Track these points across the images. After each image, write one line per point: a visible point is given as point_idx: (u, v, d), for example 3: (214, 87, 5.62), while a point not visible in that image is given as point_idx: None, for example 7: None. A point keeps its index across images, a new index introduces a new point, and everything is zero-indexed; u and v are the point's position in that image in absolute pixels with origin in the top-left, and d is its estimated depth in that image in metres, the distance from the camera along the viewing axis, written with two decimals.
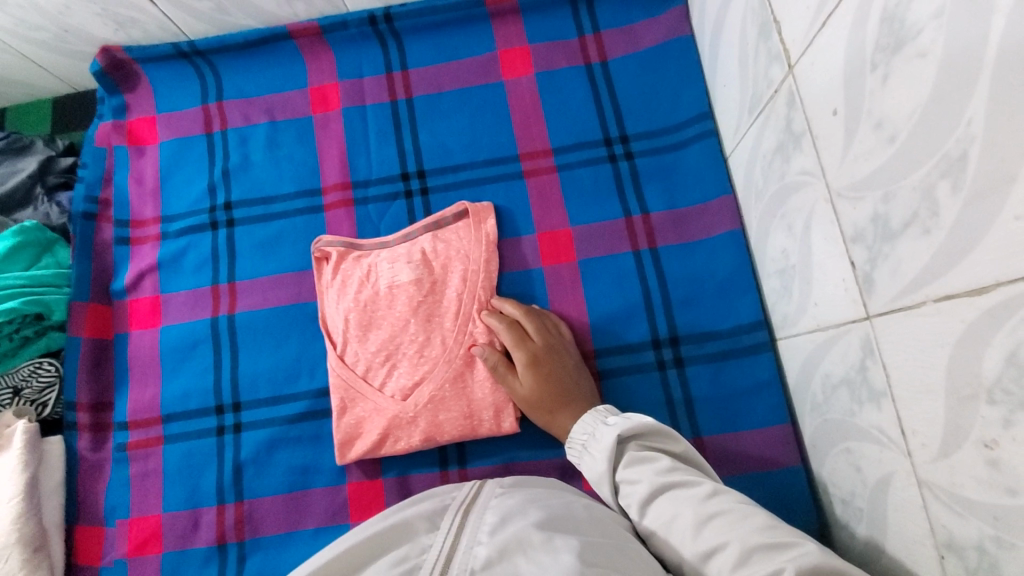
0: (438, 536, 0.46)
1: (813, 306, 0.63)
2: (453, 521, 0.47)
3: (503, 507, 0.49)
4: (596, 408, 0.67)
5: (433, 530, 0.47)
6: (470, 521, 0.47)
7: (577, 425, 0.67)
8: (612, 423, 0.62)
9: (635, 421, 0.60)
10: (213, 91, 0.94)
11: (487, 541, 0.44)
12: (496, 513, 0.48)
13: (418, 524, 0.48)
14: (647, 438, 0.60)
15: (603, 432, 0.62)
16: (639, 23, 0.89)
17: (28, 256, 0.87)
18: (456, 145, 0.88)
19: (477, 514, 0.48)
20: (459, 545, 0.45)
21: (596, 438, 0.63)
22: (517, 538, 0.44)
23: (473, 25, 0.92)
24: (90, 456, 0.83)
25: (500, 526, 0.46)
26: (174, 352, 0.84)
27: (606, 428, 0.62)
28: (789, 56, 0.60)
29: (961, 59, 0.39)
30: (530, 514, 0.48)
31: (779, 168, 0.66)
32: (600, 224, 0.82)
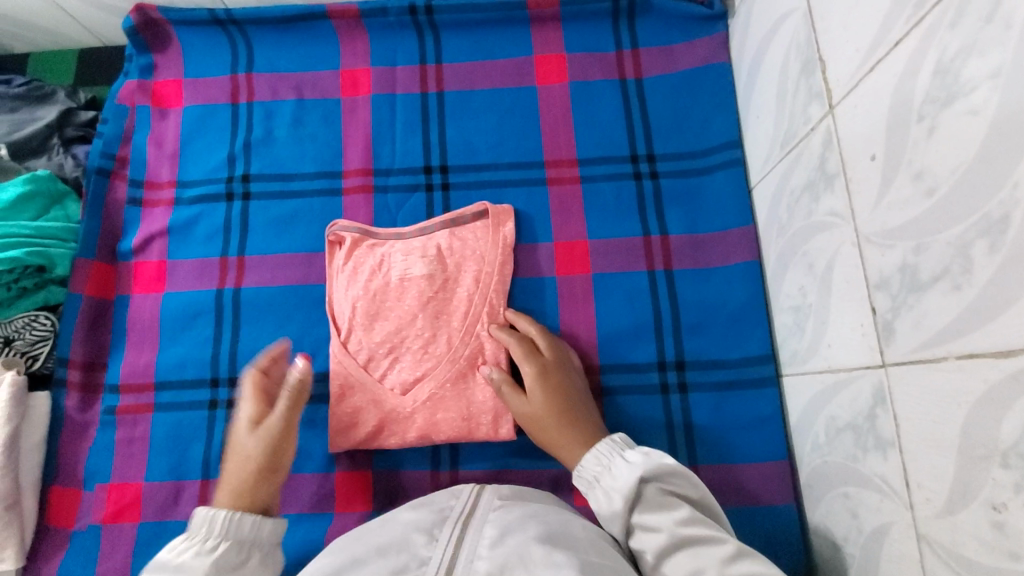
0: (437, 549, 0.46)
1: (825, 347, 0.63)
2: (453, 533, 0.48)
3: (503, 520, 0.50)
4: (611, 437, 0.64)
5: (433, 542, 0.47)
6: (469, 535, 0.48)
7: (589, 454, 0.63)
8: (632, 461, 0.59)
9: (660, 466, 0.57)
10: (243, 61, 0.93)
11: (487, 556, 0.45)
12: (495, 527, 0.49)
13: (417, 535, 0.48)
14: (667, 481, 0.58)
15: (621, 469, 0.59)
16: (678, 45, 0.89)
17: (39, 206, 0.85)
18: (482, 144, 0.88)
19: (476, 527, 0.49)
20: (459, 557, 0.45)
21: (611, 473, 0.60)
22: (517, 554, 0.45)
23: (513, 27, 0.92)
24: (77, 416, 0.81)
25: (500, 540, 0.47)
26: (175, 320, 0.83)
27: (625, 465, 0.59)
28: (831, 96, 0.60)
29: (1013, 122, 0.39)
30: (529, 528, 0.48)
31: (806, 206, 0.66)
32: (618, 240, 0.82)
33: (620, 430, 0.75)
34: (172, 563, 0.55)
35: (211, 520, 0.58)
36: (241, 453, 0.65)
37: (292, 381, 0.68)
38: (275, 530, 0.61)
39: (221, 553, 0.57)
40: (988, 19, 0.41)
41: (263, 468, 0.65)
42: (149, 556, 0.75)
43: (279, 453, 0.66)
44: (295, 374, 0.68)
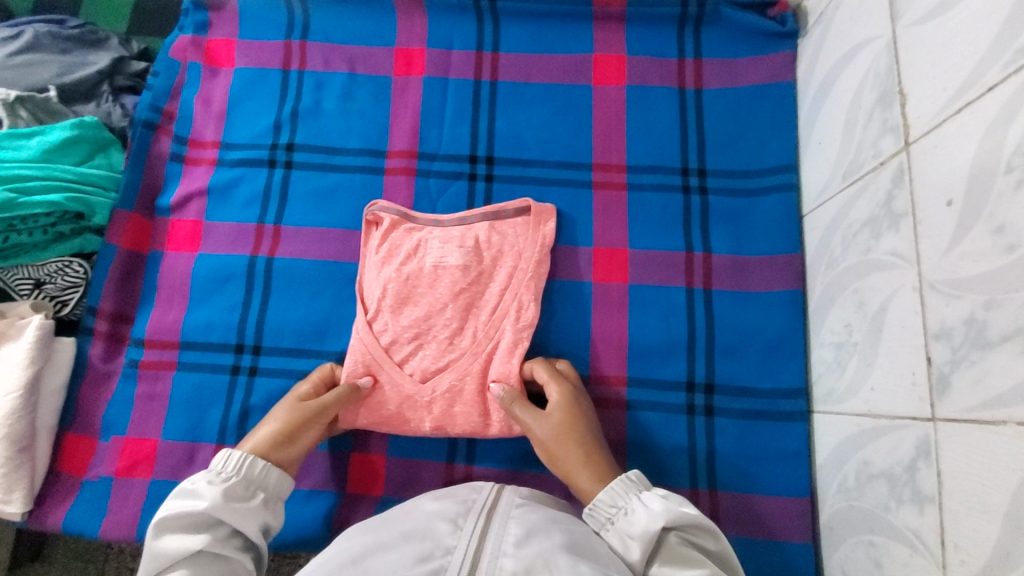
0: (462, 539, 0.46)
1: (867, 390, 0.61)
2: (477, 525, 0.48)
3: (527, 521, 0.49)
4: (627, 477, 0.62)
5: (457, 531, 0.47)
6: (494, 530, 0.47)
7: (604, 494, 0.61)
8: (653, 506, 0.57)
9: (684, 515, 0.54)
10: (298, 28, 0.92)
11: (513, 554, 0.45)
12: (519, 526, 0.48)
13: (441, 524, 0.48)
14: (686, 531, 0.55)
15: (640, 514, 0.56)
16: (743, 59, 0.86)
17: (83, 151, 0.84)
18: (531, 139, 0.86)
19: (500, 522, 0.48)
20: (485, 550, 0.45)
21: (627, 518, 0.57)
22: (544, 558, 0.44)
23: (575, 22, 0.90)
24: (100, 365, 0.81)
25: (525, 540, 0.46)
26: (206, 281, 0.83)
27: (643, 510, 0.57)
28: (908, 132, 0.58)
29: None
30: (554, 535, 0.48)
31: (863, 243, 0.64)
32: (659, 252, 0.80)
33: (641, 446, 0.74)
34: (189, 487, 0.58)
35: (227, 459, 0.63)
36: (277, 416, 0.70)
37: (362, 387, 0.73)
38: (282, 481, 0.65)
39: (232, 484, 0.60)
40: None
41: (283, 435, 0.69)
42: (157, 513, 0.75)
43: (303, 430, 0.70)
44: (364, 381, 0.74)
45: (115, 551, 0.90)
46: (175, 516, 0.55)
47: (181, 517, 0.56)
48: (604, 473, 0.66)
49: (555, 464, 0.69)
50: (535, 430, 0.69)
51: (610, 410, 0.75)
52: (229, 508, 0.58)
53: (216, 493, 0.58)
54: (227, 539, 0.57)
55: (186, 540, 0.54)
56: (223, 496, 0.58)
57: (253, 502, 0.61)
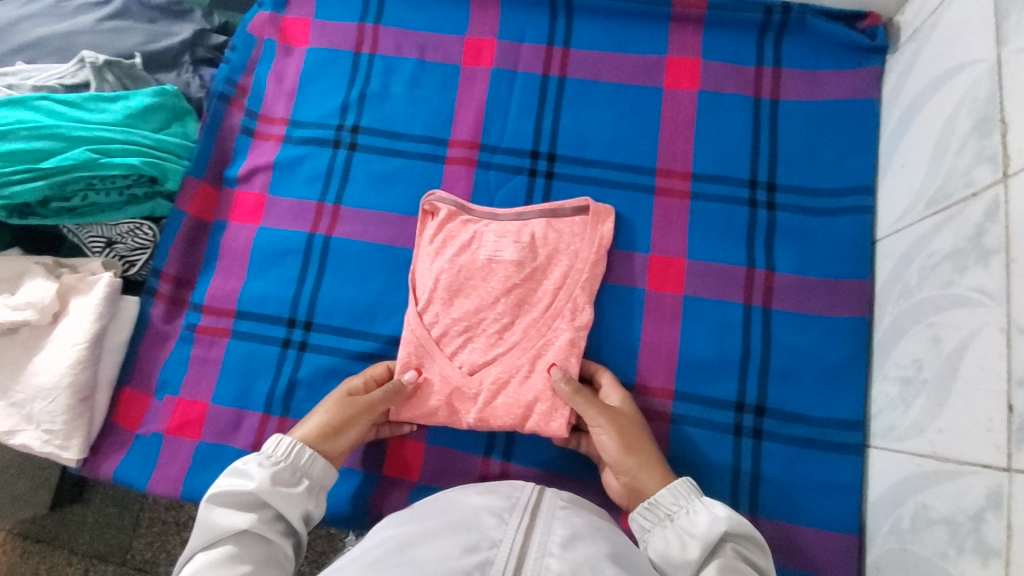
0: (508, 533, 0.47)
1: (934, 431, 0.58)
2: (523, 521, 0.49)
3: (572, 523, 0.50)
4: (690, 481, 0.62)
5: (503, 525, 0.48)
6: (539, 528, 0.48)
7: (667, 492, 0.62)
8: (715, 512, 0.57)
9: (744, 525, 0.55)
10: (373, 11, 0.93)
11: (559, 554, 0.45)
12: (565, 527, 0.49)
13: (487, 517, 0.49)
14: (744, 546, 0.56)
15: (702, 517, 0.57)
16: (825, 71, 0.83)
17: (162, 119, 0.87)
18: (595, 139, 0.85)
19: (546, 521, 0.49)
20: (530, 548, 0.46)
21: (688, 518, 0.58)
22: (590, 563, 0.45)
23: (650, 22, 0.88)
24: (160, 326, 0.85)
25: (570, 543, 0.47)
26: (265, 255, 0.85)
27: (705, 514, 0.58)
28: (1007, 163, 0.54)
29: None
30: (600, 542, 0.48)
31: (944, 276, 0.60)
32: (719, 266, 0.78)
33: (683, 461, 0.72)
34: (241, 468, 0.61)
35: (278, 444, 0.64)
36: (328, 409, 0.70)
37: (404, 382, 0.73)
38: (328, 470, 0.66)
39: (280, 469, 0.61)
40: None
41: (329, 425, 0.69)
42: (202, 474, 0.78)
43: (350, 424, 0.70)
44: (407, 378, 0.74)
45: (150, 501, 0.94)
46: (228, 493, 0.58)
47: (233, 494, 0.58)
48: (644, 485, 0.65)
49: (617, 460, 0.67)
50: (601, 421, 0.68)
51: (654, 421, 0.74)
52: (276, 492, 0.59)
53: (264, 476, 0.60)
54: (272, 521, 0.59)
55: (234, 519, 0.56)
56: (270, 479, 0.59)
57: (300, 489, 0.62)
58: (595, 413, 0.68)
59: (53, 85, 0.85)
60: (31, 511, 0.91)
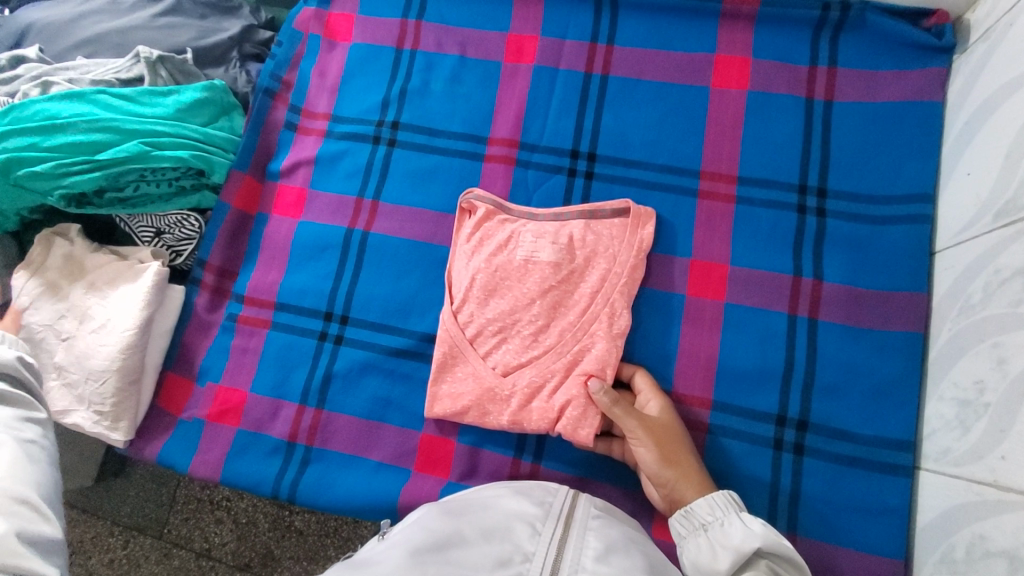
0: (541, 547, 0.50)
1: (996, 458, 0.54)
2: (555, 533, 0.52)
3: (606, 535, 0.52)
4: (726, 490, 0.60)
5: (536, 537, 0.51)
6: (573, 541, 0.51)
7: (703, 501, 0.59)
8: (751, 526, 0.55)
9: (779, 542, 0.53)
10: (416, 7, 0.92)
11: (592, 569, 0.48)
12: (599, 539, 0.52)
13: (520, 527, 0.52)
14: (778, 563, 0.54)
15: (736, 530, 0.56)
16: (885, 72, 0.78)
17: (210, 113, 0.89)
18: (637, 139, 0.83)
19: (579, 533, 0.52)
20: (563, 563, 0.49)
21: (723, 531, 0.57)
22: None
23: (699, 19, 0.85)
24: (204, 314, 0.87)
25: (605, 555, 0.50)
26: (305, 248, 0.86)
27: (740, 527, 0.56)
28: None
29: None
30: (635, 556, 0.50)
31: (1013, 293, 0.56)
32: (763, 273, 0.75)
33: (719, 474, 0.70)
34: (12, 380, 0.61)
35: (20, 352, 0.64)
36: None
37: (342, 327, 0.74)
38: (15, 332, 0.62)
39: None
40: None
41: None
42: (240, 461, 0.80)
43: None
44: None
45: (187, 479, 0.97)
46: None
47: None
48: (680, 498, 0.64)
49: (654, 471, 0.65)
50: (638, 432, 0.66)
51: (690, 431, 0.72)
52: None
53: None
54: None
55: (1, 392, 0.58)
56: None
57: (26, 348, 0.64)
58: (629, 422, 0.67)
59: (111, 79, 0.88)
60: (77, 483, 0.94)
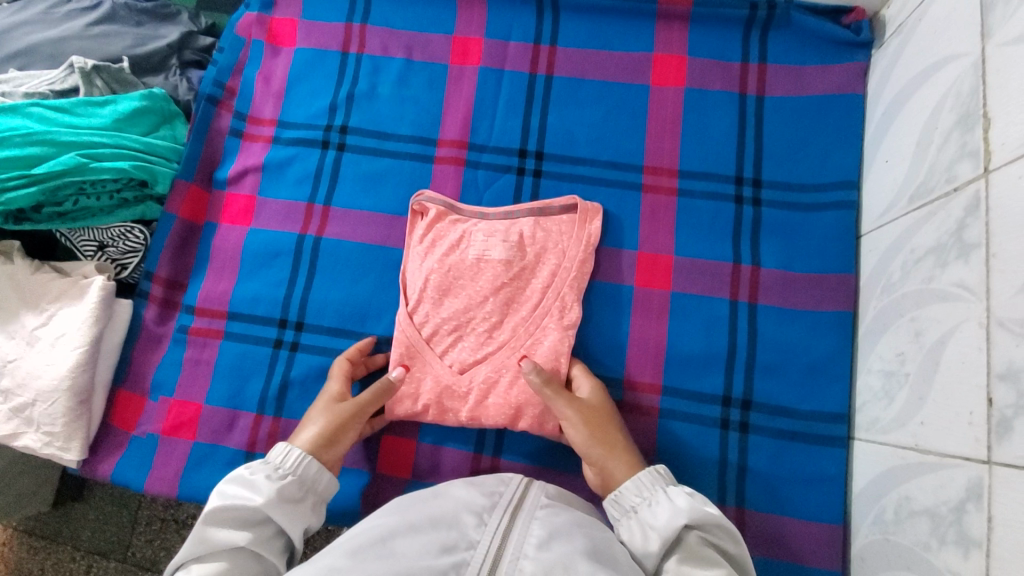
0: (486, 535, 0.53)
1: (916, 423, 0.58)
2: (501, 522, 0.54)
3: (551, 523, 0.54)
4: (655, 469, 0.64)
5: (481, 526, 0.54)
6: (516, 530, 0.53)
7: (630, 482, 0.63)
8: (677, 501, 0.59)
9: (704, 511, 0.56)
10: (359, 12, 0.93)
11: (533, 557, 0.50)
12: (543, 528, 0.54)
13: (467, 516, 0.54)
14: (709, 532, 0.57)
15: (664, 506, 0.59)
16: (811, 67, 0.83)
17: (150, 122, 0.87)
18: (582, 137, 0.85)
19: (524, 523, 0.54)
20: (505, 551, 0.51)
21: (652, 508, 0.60)
22: (563, 563, 0.49)
23: (637, 19, 0.88)
24: (153, 327, 0.85)
25: (546, 543, 0.52)
26: (256, 256, 0.85)
27: (668, 504, 0.59)
28: (989, 158, 0.54)
29: None
30: (576, 540, 0.52)
31: (926, 270, 0.60)
32: (705, 262, 0.79)
33: (671, 456, 0.73)
34: (248, 477, 0.61)
35: (286, 454, 0.65)
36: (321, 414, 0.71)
37: (394, 380, 0.74)
38: (319, 472, 0.66)
39: (286, 483, 0.62)
40: None
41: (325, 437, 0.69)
42: (197, 474, 0.79)
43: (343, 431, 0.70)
44: (397, 374, 0.74)
45: (147, 500, 0.94)
46: (216, 509, 0.58)
47: (222, 513, 0.58)
48: None
49: (587, 451, 0.68)
50: (569, 414, 0.69)
51: (642, 416, 0.75)
52: (280, 506, 0.60)
53: (271, 492, 0.60)
54: (271, 537, 0.60)
55: (231, 534, 0.57)
56: (277, 495, 0.60)
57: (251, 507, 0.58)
58: (559, 404, 0.70)
59: (44, 91, 0.85)
60: (34, 508, 0.93)
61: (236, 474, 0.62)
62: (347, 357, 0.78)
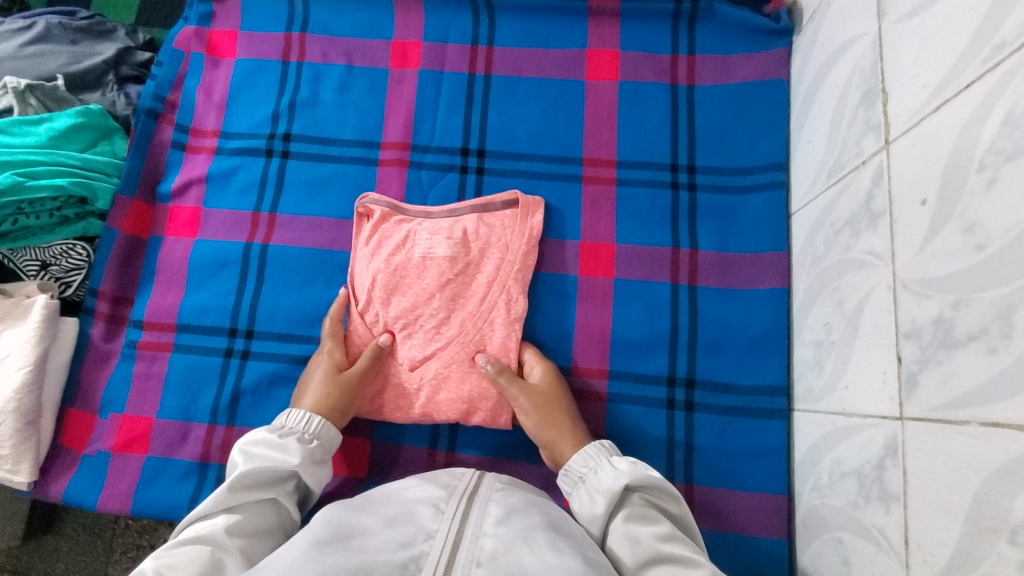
0: (444, 525, 0.53)
1: (842, 388, 0.61)
2: (459, 509, 0.55)
3: (506, 503, 0.57)
4: (601, 442, 0.67)
5: (439, 515, 0.54)
6: (474, 513, 0.54)
7: (578, 456, 0.66)
8: (620, 467, 0.62)
9: (645, 474, 0.60)
10: (299, 21, 0.93)
11: (491, 533, 0.52)
12: (499, 507, 0.56)
13: (424, 508, 0.55)
14: (650, 494, 0.61)
15: (607, 473, 0.62)
16: (737, 56, 0.86)
17: (87, 138, 0.87)
18: (523, 133, 0.87)
19: (482, 505, 0.56)
20: (464, 534, 0.52)
21: (597, 476, 0.63)
22: (521, 536, 0.52)
23: (569, 17, 0.90)
24: (101, 345, 0.84)
25: (504, 519, 0.54)
26: (203, 267, 0.85)
27: (611, 470, 0.62)
28: (889, 131, 0.57)
29: None
30: (534, 515, 0.56)
31: (845, 241, 0.63)
32: (645, 248, 0.81)
33: (620, 438, 0.75)
34: (278, 441, 0.65)
35: (307, 419, 0.69)
36: (320, 385, 0.73)
37: (382, 345, 0.77)
38: (336, 436, 0.71)
39: (312, 448, 0.67)
40: None
41: (336, 407, 0.73)
42: (150, 489, 0.78)
43: (351, 401, 0.74)
44: (383, 340, 0.77)
45: (121, 527, 0.93)
46: (258, 466, 0.61)
47: (261, 470, 0.62)
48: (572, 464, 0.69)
49: (542, 432, 0.71)
50: (521, 402, 0.72)
51: (590, 403, 0.76)
52: (308, 470, 0.66)
53: (303, 454, 0.65)
54: (290, 493, 0.65)
55: (264, 488, 0.62)
56: (308, 458, 0.65)
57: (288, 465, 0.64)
58: (512, 393, 0.72)
59: None
60: (5, 541, 0.91)
61: (261, 438, 0.66)
62: (333, 318, 0.79)
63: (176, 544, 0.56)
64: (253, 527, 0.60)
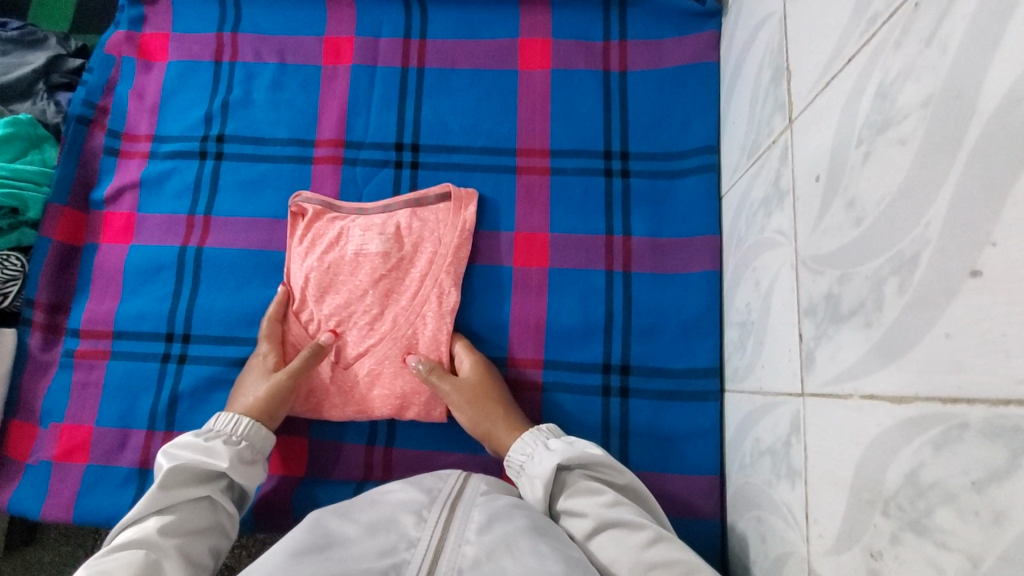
0: (426, 532, 0.51)
1: (759, 368, 0.61)
2: (441, 515, 0.53)
3: (490, 508, 0.54)
4: (539, 428, 0.67)
5: (421, 523, 0.52)
6: (457, 519, 0.52)
7: (516, 445, 0.66)
8: (554, 448, 0.63)
9: (579, 450, 0.61)
10: (230, 20, 0.93)
11: (475, 541, 0.49)
12: (483, 513, 0.53)
13: (406, 516, 0.53)
14: (590, 466, 0.61)
15: (543, 456, 0.63)
16: (668, 40, 0.85)
17: (16, 148, 0.87)
18: (457, 126, 0.86)
19: (465, 511, 0.53)
20: (447, 541, 0.50)
21: (534, 461, 0.63)
22: (506, 541, 0.49)
23: (500, 7, 0.90)
24: (39, 355, 0.84)
25: (487, 526, 0.51)
26: (139, 272, 0.85)
27: (546, 453, 0.63)
28: (792, 109, 0.56)
29: (938, 136, 0.35)
30: (517, 518, 0.53)
31: (760, 221, 0.63)
32: (579, 236, 0.80)
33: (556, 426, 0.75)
34: (204, 444, 0.65)
35: (235, 421, 0.69)
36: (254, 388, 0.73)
37: (323, 343, 0.76)
38: (268, 437, 0.70)
39: (241, 448, 0.67)
40: (926, 42, 0.37)
41: (266, 410, 0.72)
42: (91, 496, 0.78)
43: (282, 406, 0.73)
44: (324, 338, 0.76)
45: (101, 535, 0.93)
46: (181, 464, 0.62)
47: (187, 467, 0.62)
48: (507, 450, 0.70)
49: (474, 427, 0.72)
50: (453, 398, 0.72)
51: (527, 392, 0.77)
52: (240, 470, 0.66)
53: (231, 455, 0.65)
54: (225, 490, 0.65)
55: (194, 486, 0.62)
56: (237, 458, 0.65)
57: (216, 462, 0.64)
58: (442, 388, 0.73)
59: None
60: None
61: (186, 441, 0.65)
62: (273, 318, 0.79)
63: (108, 553, 0.56)
64: (187, 527, 0.60)
